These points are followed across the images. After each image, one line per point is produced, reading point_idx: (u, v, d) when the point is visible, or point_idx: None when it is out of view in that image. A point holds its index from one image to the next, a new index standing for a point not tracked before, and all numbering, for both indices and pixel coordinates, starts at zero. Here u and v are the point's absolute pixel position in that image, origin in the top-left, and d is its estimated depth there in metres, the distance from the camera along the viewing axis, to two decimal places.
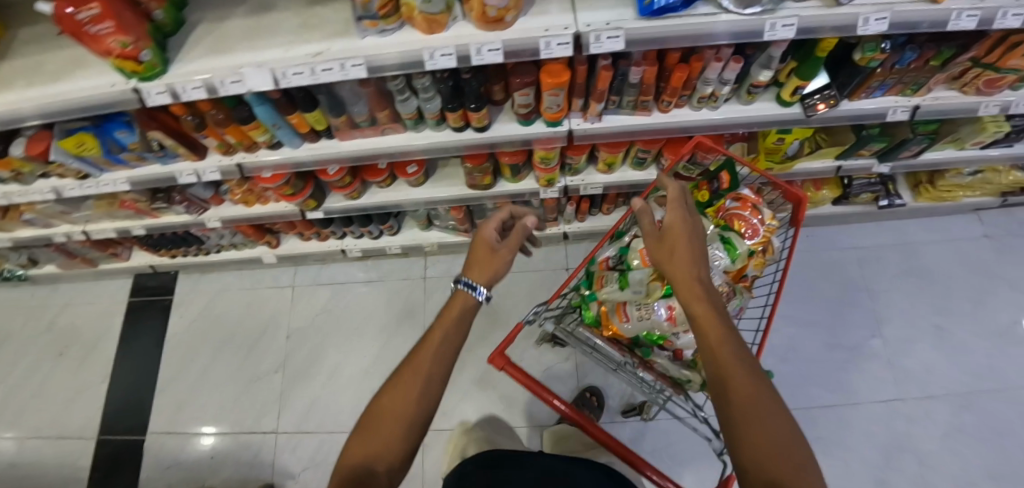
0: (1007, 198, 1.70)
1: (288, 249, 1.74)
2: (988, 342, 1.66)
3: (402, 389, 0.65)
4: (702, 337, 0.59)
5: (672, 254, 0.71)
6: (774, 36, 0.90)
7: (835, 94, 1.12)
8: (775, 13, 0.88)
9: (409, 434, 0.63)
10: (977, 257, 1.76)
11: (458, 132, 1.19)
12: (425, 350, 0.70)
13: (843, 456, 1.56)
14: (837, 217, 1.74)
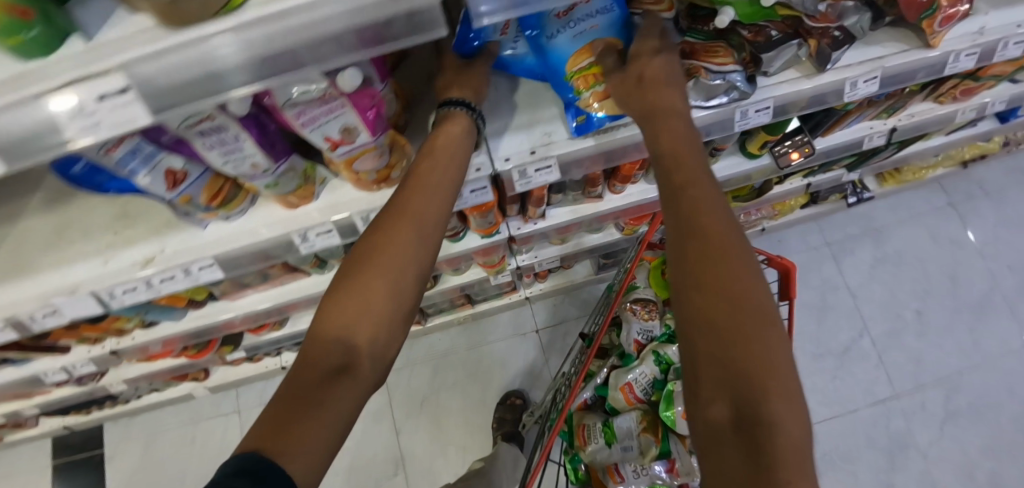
0: (970, 164, 1.62)
1: (220, 379, 1.50)
2: (969, 316, 1.60)
3: (388, 241, 0.49)
4: (674, 198, 0.44)
5: (644, 95, 0.53)
6: (746, 123, 0.71)
7: (808, 139, 0.94)
8: (749, 98, 0.68)
9: (398, 306, 0.49)
10: (947, 228, 1.68)
11: None
12: (419, 182, 0.52)
13: (854, 469, 1.48)
14: (807, 217, 1.62)
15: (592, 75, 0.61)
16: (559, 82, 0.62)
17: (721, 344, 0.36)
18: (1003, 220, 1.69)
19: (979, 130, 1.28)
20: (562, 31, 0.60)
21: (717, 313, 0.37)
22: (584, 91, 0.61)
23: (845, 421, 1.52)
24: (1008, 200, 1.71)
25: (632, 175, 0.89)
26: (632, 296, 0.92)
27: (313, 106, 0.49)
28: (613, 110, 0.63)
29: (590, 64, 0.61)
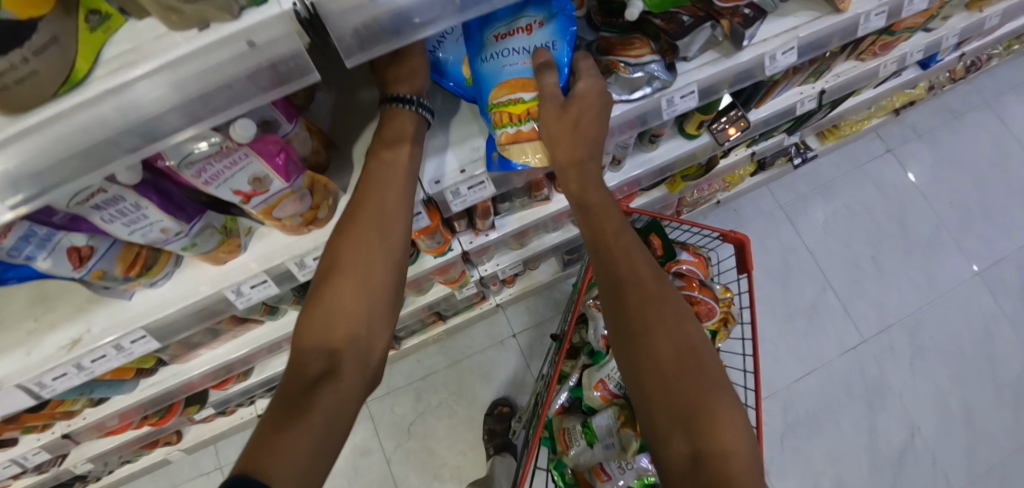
0: (900, 111, 1.71)
1: (196, 437, 1.43)
2: (922, 255, 1.68)
3: (349, 249, 0.54)
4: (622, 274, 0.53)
5: (567, 136, 0.57)
6: (674, 110, 0.70)
7: (742, 113, 0.96)
8: (671, 86, 0.67)
9: (372, 307, 0.55)
10: (888, 174, 1.76)
11: None
12: (367, 189, 0.56)
13: (836, 419, 1.52)
14: (759, 184, 1.66)
15: (506, 112, 0.60)
16: (481, 111, 0.62)
17: (651, 379, 0.47)
18: (938, 160, 1.79)
19: (902, 80, 1.34)
20: (494, 58, 0.61)
21: (644, 351, 0.49)
22: (495, 125, 0.60)
23: (823, 374, 1.56)
24: (939, 141, 1.81)
25: None
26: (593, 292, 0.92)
27: (214, 162, 0.47)
28: (514, 153, 0.61)
29: (507, 100, 0.60)
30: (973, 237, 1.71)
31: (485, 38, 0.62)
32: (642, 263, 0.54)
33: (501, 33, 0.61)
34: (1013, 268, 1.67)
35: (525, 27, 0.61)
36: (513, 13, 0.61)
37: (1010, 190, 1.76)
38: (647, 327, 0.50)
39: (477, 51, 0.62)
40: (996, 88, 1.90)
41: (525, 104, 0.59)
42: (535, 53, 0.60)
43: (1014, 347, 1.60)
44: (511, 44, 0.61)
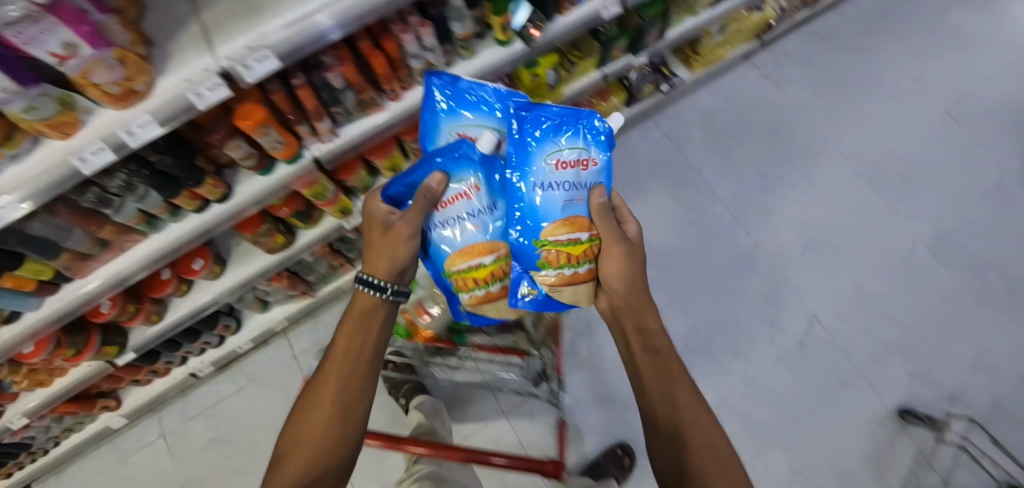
0: (764, 37, 1.84)
1: (135, 402, 1.51)
2: (804, 163, 1.80)
3: (322, 388, 0.63)
4: (666, 398, 0.62)
5: (628, 276, 0.67)
6: None
7: (541, 18, 1.09)
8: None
9: (340, 449, 0.61)
10: (766, 96, 1.88)
11: (204, 212, 1.08)
12: (342, 342, 0.66)
13: (737, 317, 1.62)
14: (639, 116, 1.80)
15: (563, 253, 0.66)
16: (529, 243, 0.67)
17: (674, 438, 0.59)
18: (811, 77, 1.91)
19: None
20: (542, 185, 0.65)
21: (677, 429, 0.59)
22: (551, 266, 0.66)
23: (722, 280, 1.65)
24: (811, 61, 1.93)
25: (392, 74, 1.02)
26: None
27: (26, 27, 0.54)
28: (564, 293, 0.68)
29: (563, 241, 0.65)
30: (850, 141, 1.83)
31: (533, 155, 0.65)
32: (678, 380, 0.64)
33: (555, 158, 0.65)
34: (889, 165, 1.80)
35: (576, 154, 0.66)
36: (560, 136, 0.66)
37: (880, 97, 1.89)
38: (671, 394, 0.62)
39: (527, 174, 0.65)
40: (859, 9, 2.03)
41: (583, 245, 0.66)
42: (590, 189, 0.68)
43: (898, 234, 1.72)
44: (562, 173, 0.65)
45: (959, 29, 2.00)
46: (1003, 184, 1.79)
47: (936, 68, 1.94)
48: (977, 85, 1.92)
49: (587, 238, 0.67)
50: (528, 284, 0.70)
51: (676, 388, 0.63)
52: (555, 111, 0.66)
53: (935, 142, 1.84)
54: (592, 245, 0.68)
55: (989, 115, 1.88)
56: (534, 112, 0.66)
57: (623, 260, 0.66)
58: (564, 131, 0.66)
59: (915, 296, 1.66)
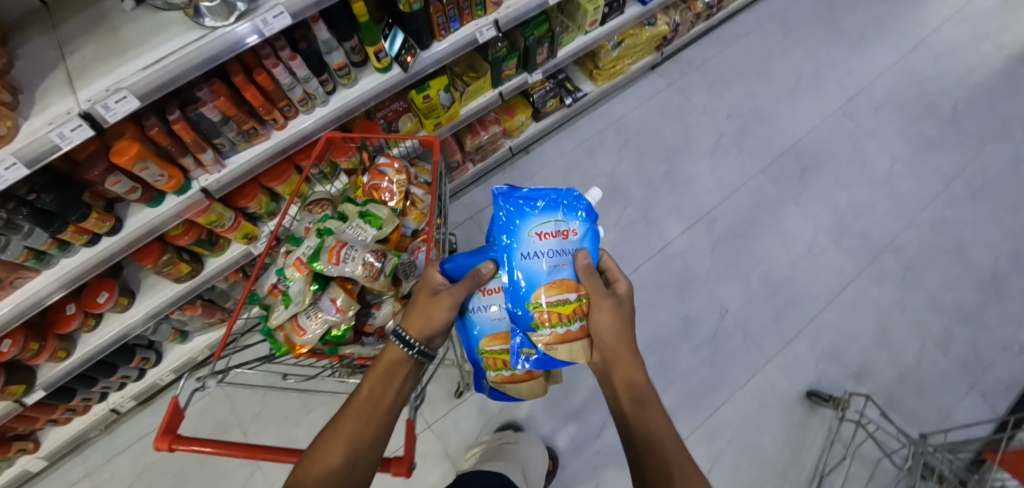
0: (665, 48, 1.95)
1: (53, 443, 1.50)
2: (709, 163, 1.91)
3: (340, 428, 0.65)
4: (648, 449, 0.58)
5: (615, 329, 0.67)
6: (274, 29, 0.90)
7: (415, 46, 1.18)
8: (261, 8, 0.88)
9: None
10: (672, 102, 1.99)
11: (95, 246, 1.10)
12: (367, 390, 0.68)
13: (653, 314, 1.69)
14: (551, 129, 1.90)
15: (555, 313, 0.68)
16: (523, 305, 0.70)
17: (653, 456, 0.57)
18: (714, 83, 2.03)
19: (628, 14, 1.66)
20: (531, 256, 0.69)
21: (666, 479, 0.54)
22: (544, 326, 0.68)
23: (637, 278, 1.73)
24: (713, 68, 2.05)
25: (271, 106, 1.08)
26: (307, 201, 1.11)
27: None
28: (559, 352, 0.70)
29: (554, 303, 0.68)
30: (752, 141, 1.94)
31: (522, 229, 0.70)
32: (664, 434, 0.59)
33: (538, 230, 0.70)
34: (790, 160, 1.91)
35: (558, 226, 0.71)
36: (547, 214, 0.71)
37: (778, 98, 2.01)
38: (657, 442, 0.58)
39: (516, 248, 0.70)
40: (756, 20, 2.16)
41: (572, 304, 0.69)
42: (573, 253, 0.70)
43: (800, 225, 1.82)
44: (547, 243, 0.70)
45: (846, 32, 2.16)
46: (893, 172, 1.93)
47: (828, 69, 2.08)
48: (865, 83, 2.06)
49: (576, 298, 0.69)
50: (526, 346, 0.75)
51: (657, 432, 0.59)
52: (539, 192, 0.73)
53: (830, 136, 1.96)
54: (582, 304, 0.69)
55: (877, 109, 2.03)
56: (528, 197, 0.73)
57: (613, 315, 0.67)
58: (552, 211, 0.72)
59: (819, 282, 1.75)
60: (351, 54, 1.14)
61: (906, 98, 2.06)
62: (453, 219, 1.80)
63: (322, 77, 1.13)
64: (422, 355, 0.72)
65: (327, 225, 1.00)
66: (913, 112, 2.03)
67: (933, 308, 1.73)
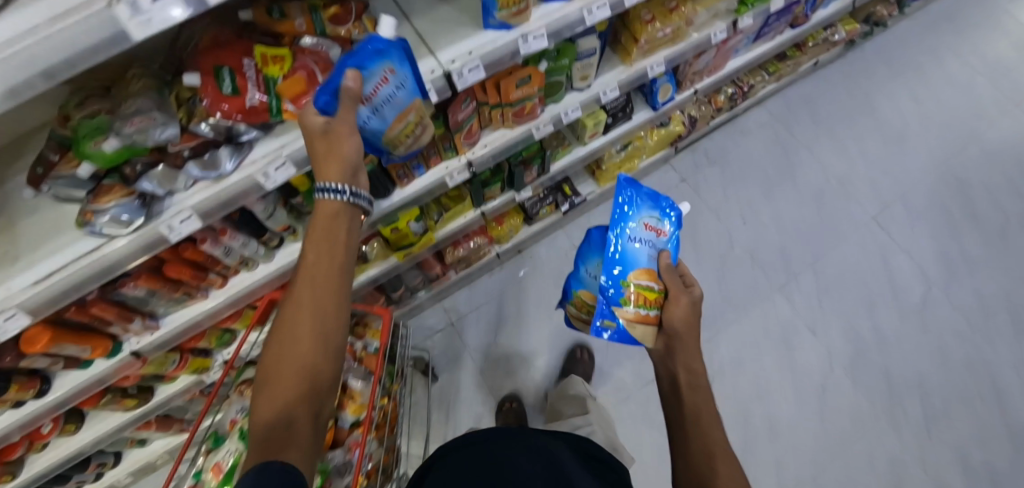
0: (678, 144, 1.79)
1: None
2: (715, 275, 1.72)
3: (291, 331, 0.56)
4: (694, 438, 0.63)
5: (686, 321, 0.75)
6: (184, 232, 0.78)
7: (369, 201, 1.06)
8: (165, 213, 0.76)
9: (314, 400, 0.55)
10: (683, 202, 1.82)
11: (22, 406, 0.96)
12: (305, 269, 0.60)
13: (637, 450, 1.54)
14: (546, 229, 1.76)
15: (642, 296, 0.79)
16: (618, 277, 0.81)
17: (697, 439, 0.63)
18: (732, 180, 1.85)
19: (637, 121, 1.49)
20: (633, 237, 0.85)
21: (710, 468, 0.60)
22: (632, 302, 0.78)
23: (624, 408, 1.60)
24: (730, 162, 1.87)
25: (201, 275, 0.98)
26: (239, 379, 1.00)
27: None
28: (636, 330, 0.77)
29: (643, 286, 0.80)
30: (771, 251, 1.74)
31: (632, 216, 0.88)
32: (709, 429, 0.64)
33: (644, 222, 0.87)
34: (810, 278, 1.71)
35: (654, 224, 0.88)
36: (649, 211, 0.89)
37: (802, 201, 1.81)
38: (705, 428, 0.64)
39: (625, 227, 0.86)
40: (785, 106, 1.95)
41: (655, 293, 0.80)
42: (656, 253, 0.85)
43: (814, 353, 1.62)
44: (648, 233, 0.87)
45: (888, 124, 1.92)
46: (928, 297, 1.69)
47: (864, 166, 1.85)
48: (906, 186, 1.82)
49: (659, 291, 0.81)
50: (607, 318, 0.81)
51: (707, 415, 0.65)
52: (647, 198, 0.90)
53: (858, 250, 1.74)
54: (662, 298, 0.81)
55: (916, 219, 1.79)
56: (645, 196, 0.90)
57: (688, 311, 0.76)
58: (654, 210, 0.90)
59: (829, 425, 1.55)
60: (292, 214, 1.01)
61: (952, 206, 1.80)
62: (432, 323, 1.71)
63: (262, 240, 1.01)
64: (354, 196, 0.64)
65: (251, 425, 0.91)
66: (959, 225, 1.78)
67: (962, 465, 1.51)
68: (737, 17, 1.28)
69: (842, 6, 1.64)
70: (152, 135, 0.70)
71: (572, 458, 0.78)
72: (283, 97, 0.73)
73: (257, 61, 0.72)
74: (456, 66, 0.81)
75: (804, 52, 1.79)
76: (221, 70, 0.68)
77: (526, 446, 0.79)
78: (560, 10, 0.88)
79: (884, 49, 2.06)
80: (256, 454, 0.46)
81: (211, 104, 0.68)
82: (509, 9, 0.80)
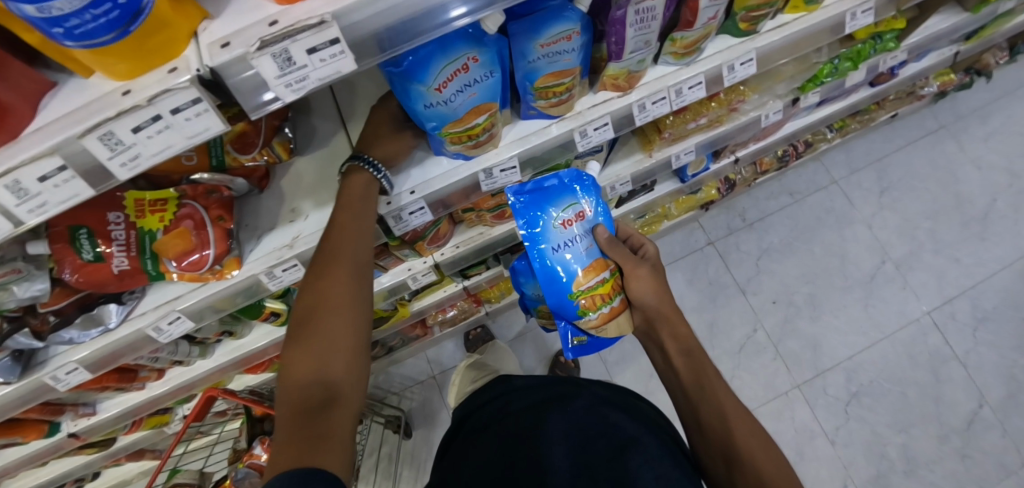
0: (710, 205, 1.61)
1: None
2: (730, 362, 1.58)
3: (328, 294, 0.51)
4: (710, 406, 0.59)
5: (657, 292, 0.64)
6: (72, 380, 0.69)
7: None
8: (48, 364, 0.67)
9: (357, 367, 0.50)
10: (708, 270, 1.68)
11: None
12: (340, 231, 0.55)
13: None
14: None
15: (596, 296, 0.63)
16: (563, 298, 0.63)
17: (708, 407, 0.59)
18: (766, 250, 1.69)
19: (660, 193, 1.29)
20: (567, 248, 0.63)
21: (729, 440, 0.57)
22: (591, 311, 0.63)
23: None
24: (771, 228, 1.71)
25: (129, 376, 0.91)
26: (169, 482, 0.95)
27: None
28: (609, 330, 0.65)
29: (595, 285, 0.63)
30: (797, 339, 1.60)
31: (546, 225, 0.64)
32: (720, 390, 0.60)
33: (561, 221, 0.64)
34: (839, 377, 1.55)
35: (575, 209, 0.66)
36: (559, 200, 0.66)
37: (846, 284, 1.65)
38: (716, 395, 0.60)
39: (547, 243, 0.63)
40: (847, 164, 1.78)
41: (609, 282, 0.64)
42: (593, 230, 0.65)
43: (825, 461, 1.48)
44: (571, 231, 0.64)
45: (970, 204, 1.71)
46: (977, 416, 1.50)
47: (930, 253, 1.67)
48: (979, 280, 1.63)
49: (611, 274, 0.65)
50: (576, 334, 0.66)
51: (711, 381, 0.61)
52: (550, 180, 0.67)
53: (903, 355, 1.56)
54: (617, 279, 0.66)
55: (981, 325, 1.59)
56: (539, 193, 0.66)
57: (649, 280, 0.64)
58: (565, 196, 0.66)
59: None
60: (226, 321, 0.91)
61: None
62: (414, 373, 1.64)
63: (196, 340, 0.92)
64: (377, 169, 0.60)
65: None
66: None
67: None
68: (800, 94, 1.08)
69: (942, 58, 1.32)
70: (12, 295, 0.55)
71: (615, 407, 0.72)
72: (165, 254, 0.60)
73: (128, 212, 0.59)
74: (392, 209, 0.66)
75: (881, 106, 1.56)
76: (77, 233, 0.55)
77: (568, 396, 0.74)
78: (540, 130, 0.70)
79: (968, 111, 1.81)
80: (291, 441, 0.41)
81: (68, 274, 0.55)
82: (463, 143, 0.63)
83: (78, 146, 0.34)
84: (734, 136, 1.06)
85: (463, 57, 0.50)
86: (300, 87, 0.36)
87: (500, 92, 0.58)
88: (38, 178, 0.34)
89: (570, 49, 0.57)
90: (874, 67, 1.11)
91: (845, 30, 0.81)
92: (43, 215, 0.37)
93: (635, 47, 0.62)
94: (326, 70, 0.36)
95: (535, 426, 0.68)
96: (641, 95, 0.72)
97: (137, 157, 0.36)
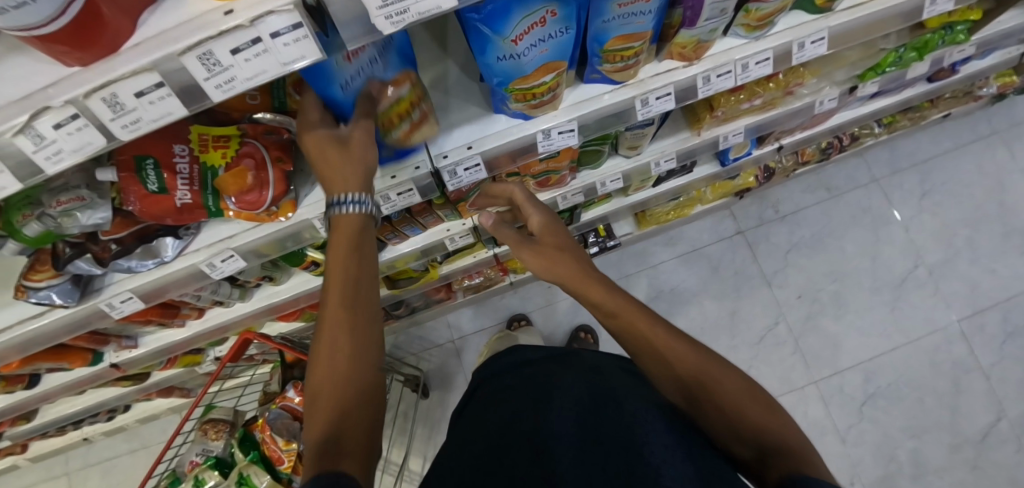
0: (744, 194, 1.58)
1: (35, 450, 1.55)
2: (748, 352, 1.59)
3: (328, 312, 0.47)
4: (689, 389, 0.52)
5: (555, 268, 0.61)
6: (127, 309, 0.72)
7: None
8: (104, 292, 0.69)
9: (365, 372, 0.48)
10: (733, 259, 1.66)
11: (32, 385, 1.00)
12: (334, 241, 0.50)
13: None
14: None
15: (395, 115, 0.56)
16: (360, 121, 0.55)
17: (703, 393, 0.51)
18: (796, 244, 1.66)
19: (697, 176, 1.27)
20: (359, 83, 0.51)
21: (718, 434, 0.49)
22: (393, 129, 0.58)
23: None
24: (805, 222, 1.68)
25: (166, 315, 0.94)
26: (205, 417, 1.00)
27: None
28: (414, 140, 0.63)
29: (391, 107, 0.55)
30: (817, 335, 1.59)
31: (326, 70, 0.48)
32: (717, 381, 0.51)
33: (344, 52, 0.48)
34: (857, 377, 1.55)
35: None
36: None
37: (875, 285, 1.62)
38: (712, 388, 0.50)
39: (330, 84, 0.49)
40: (890, 164, 1.72)
41: (410, 99, 0.56)
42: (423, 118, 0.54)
43: (833, 457, 1.50)
44: (362, 60, 0.50)
45: (1015, 216, 1.65)
46: (994, 429, 1.49)
47: (965, 262, 1.63)
48: (1014, 293, 1.59)
49: (411, 87, 0.55)
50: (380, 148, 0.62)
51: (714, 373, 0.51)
52: None
53: (924, 361, 1.55)
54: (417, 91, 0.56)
55: (1009, 338, 1.56)
56: None
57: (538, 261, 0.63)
58: None
59: None
60: (267, 266, 0.92)
61: None
62: (434, 337, 1.66)
63: (237, 282, 0.94)
64: None
65: (205, 477, 0.90)
66: None
67: None
68: (858, 82, 1.04)
69: (1007, 57, 1.25)
70: (76, 221, 0.56)
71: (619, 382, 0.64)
72: (224, 192, 0.61)
73: (193, 146, 0.60)
74: (448, 164, 0.66)
75: (934, 105, 1.50)
76: (143, 164, 0.56)
77: (583, 369, 0.68)
78: (601, 96, 0.69)
79: None
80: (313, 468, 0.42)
81: (132, 204, 0.57)
82: (525, 102, 0.62)
83: (177, 64, 0.34)
84: (782, 122, 1.04)
85: (542, 11, 0.49)
86: (399, 20, 0.36)
87: (571, 51, 0.57)
88: (135, 93, 0.35)
89: (646, 11, 0.55)
90: (939, 60, 1.06)
91: (922, 16, 0.78)
92: (136, 132, 0.38)
93: (710, 15, 0.60)
94: (426, 4, 0.35)
95: (538, 397, 0.62)
96: (706, 67, 0.70)
97: (233, 79, 0.36)
